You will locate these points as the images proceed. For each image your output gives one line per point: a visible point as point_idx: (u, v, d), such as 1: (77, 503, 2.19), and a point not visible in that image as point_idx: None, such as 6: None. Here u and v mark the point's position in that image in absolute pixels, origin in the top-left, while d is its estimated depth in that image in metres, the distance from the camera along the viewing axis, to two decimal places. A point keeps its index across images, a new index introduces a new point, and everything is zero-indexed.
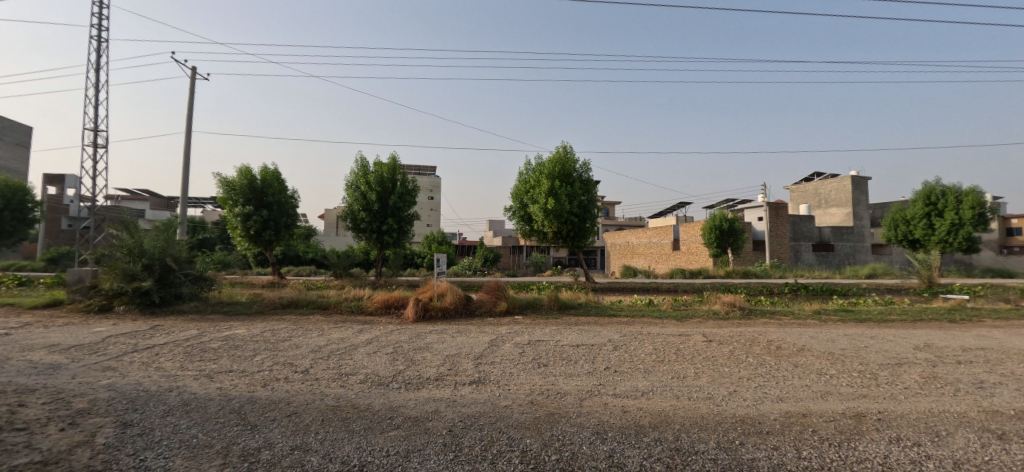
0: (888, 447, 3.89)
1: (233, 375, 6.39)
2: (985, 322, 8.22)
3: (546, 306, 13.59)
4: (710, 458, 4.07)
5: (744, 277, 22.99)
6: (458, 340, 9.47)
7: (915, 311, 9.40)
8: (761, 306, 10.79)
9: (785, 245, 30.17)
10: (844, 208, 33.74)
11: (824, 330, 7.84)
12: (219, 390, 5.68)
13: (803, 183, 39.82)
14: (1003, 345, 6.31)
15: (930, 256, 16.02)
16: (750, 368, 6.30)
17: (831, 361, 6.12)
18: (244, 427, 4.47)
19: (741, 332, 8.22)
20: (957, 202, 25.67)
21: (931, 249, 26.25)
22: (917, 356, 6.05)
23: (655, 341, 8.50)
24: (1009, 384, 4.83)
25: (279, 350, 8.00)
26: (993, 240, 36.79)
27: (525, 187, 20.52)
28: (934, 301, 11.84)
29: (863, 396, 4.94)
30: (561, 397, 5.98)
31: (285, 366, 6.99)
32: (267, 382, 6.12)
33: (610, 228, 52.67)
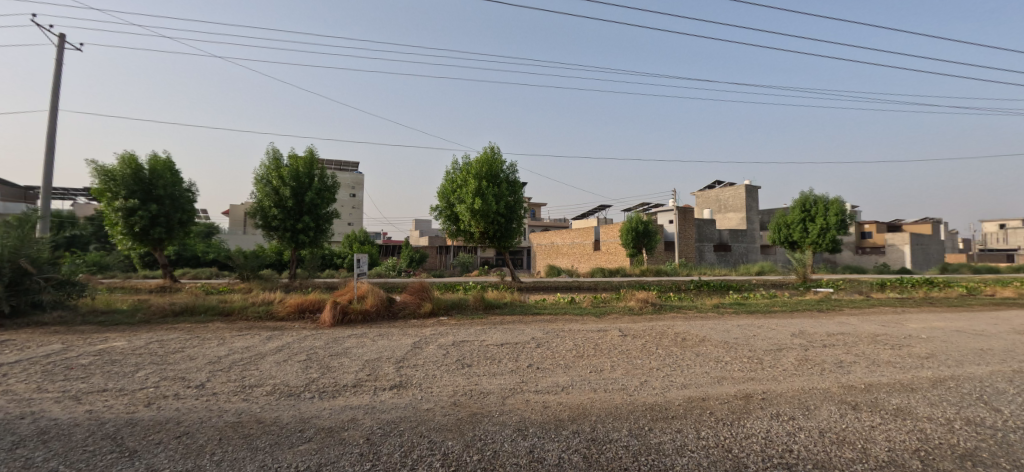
0: (770, 422, 4.35)
1: (107, 395, 5.31)
2: (842, 311, 9.78)
3: (472, 306, 13.42)
4: (622, 445, 4.22)
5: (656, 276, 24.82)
6: (379, 344, 8.92)
7: (791, 303, 10.89)
8: (670, 301, 11.71)
9: (690, 246, 33.30)
10: (739, 213, 38.21)
11: (721, 322, 8.72)
12: (88, 413, 4.67)
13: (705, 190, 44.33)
14: (855, 329, 7.51)
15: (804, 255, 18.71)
16: (659, 359, 6.73)
17: (726, 349, 6.79)
18: (120, 454, 3.70)
19: (653, 326, 8.81)
20: (826, 208, 30.35)
21: (806, 249, 30.74)
22: (793, 341, 6.94)
23: (576, 338, 8.77)
24: (860, 362, 5.71)
25: (168, 364, 6.86)
26: (851, 242, 44.33)
27: (451, 186, 20.13)
28: (807, 295, 13.82)
29: (751, 379, 5.52)
30: (484, 396, 5.87)
31: (172, 380, 6.00)
32: (150, 400, 5.17)
33: (536, 229, 54.00)
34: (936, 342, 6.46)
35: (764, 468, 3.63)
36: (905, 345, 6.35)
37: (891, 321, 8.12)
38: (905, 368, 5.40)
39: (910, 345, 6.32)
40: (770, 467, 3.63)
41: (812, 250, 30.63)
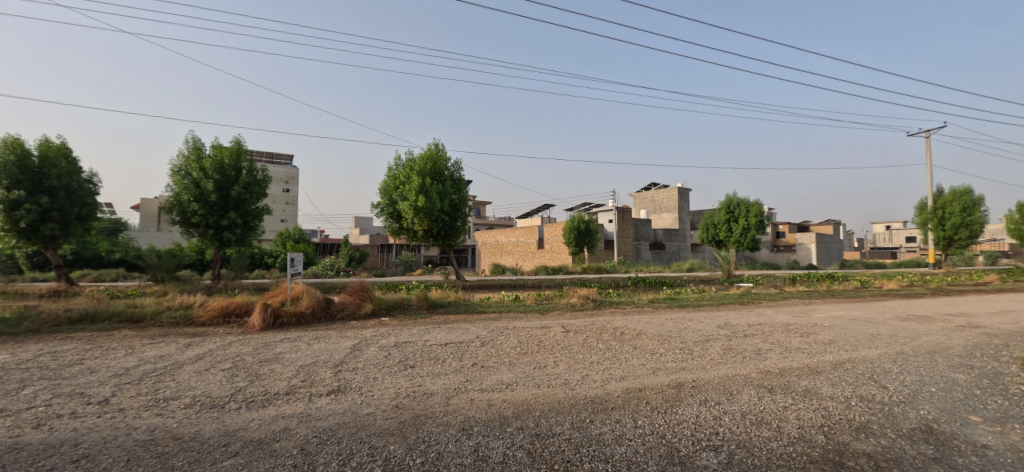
0: (698, 408, 4.65)
1: None
2: (760, 303, 10.76)
3: (416, 306, 13.04)
4: (564, 438, 4.28)
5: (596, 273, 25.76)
6: (315, 348, 8.36)
7: (717, 297, 11.79)
8: (609, 297, 12.18)
9: (628, 244, 34.99)
10: (672, 214, 40.78)
11: (656, 316, 9.23)
12: None
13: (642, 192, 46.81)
14: (771, 320, 8.28)
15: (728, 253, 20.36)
16: (599, 353, 6.95)
17: (660, 342, 7.17)
18: None
19: (593, 321, 9.11)
20: (747, 210, 33.26)
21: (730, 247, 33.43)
22: (719, 332, 7.49)
23: (520, 335, 8.81)
24: (775, 350, 6.29)
25: (62, 379, 5.91)
26: (767, 241, 48.86)
27: (394, 183, 19.43)
28: (731, 289, 15.05)
29: (683, 368, 5.86)
30: (428, 397, 5.69)
31: (67, 397, 5.17)
32: (39, 421, 4.40)
33: (481, 227, 53.88)
34: (836, 329, 7.28)
35: (695, 451, 3.86)
36: (811, 333, 7.10)
37: (800, 312, 9.08)
38: (812, 353, 6.03)
39: (816, 333, 7.07)
40: (701, 450, 3.87)
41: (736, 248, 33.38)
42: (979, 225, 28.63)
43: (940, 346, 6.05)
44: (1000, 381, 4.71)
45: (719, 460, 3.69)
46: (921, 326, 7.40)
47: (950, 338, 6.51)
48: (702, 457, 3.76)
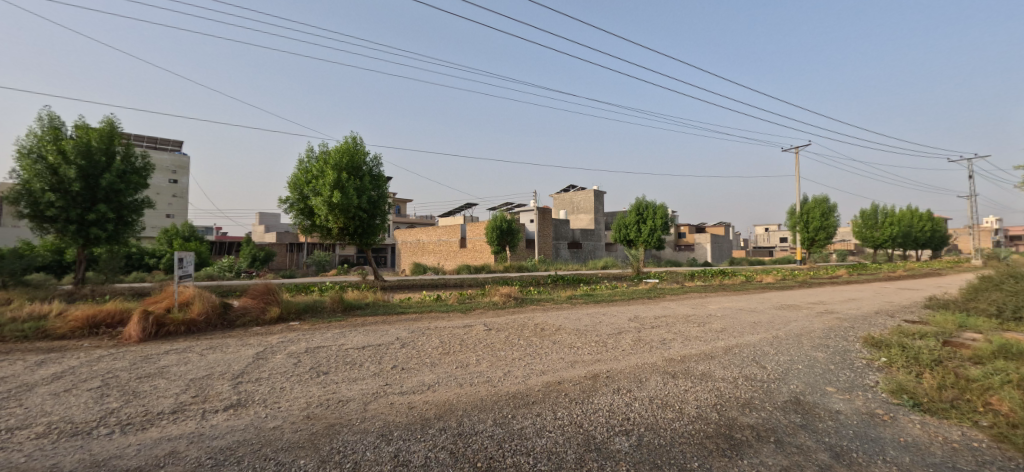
0: (612, 396, 4.91)
1: None
2: (664, 297, 11.78)
3: (329, 308, 12.10)
4: (487, 436, 4.22)
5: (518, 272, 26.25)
6: (208, 358, 7.32)
7: (628, 293, 12.66)
8: (530, 295, 12.43)
9: (548, 243, 36.24)
10: (589, 215, 43.10)
11: (574, 311, 9.63)
12: None
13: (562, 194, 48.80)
14: (674, 312, 9.10)
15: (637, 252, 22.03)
16: (521, 349, 7.03)
17: (577, 336, 7.47)
18: None
19: (515, 319, 9.20)
20: (654, 212, 36.33)
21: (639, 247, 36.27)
22: (630, 325, 8.03)
23: (442, 335, 8.59)
24: (677, 339, 6.90)
25: None
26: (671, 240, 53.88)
27: (305, 176, 17.86)
28: (639, 285, 16.30)
29: (598, 360, 6.15)
30: (343, 405, 5.26)
31: None
32: None
33: (403, 226, 52.00)
34: (726, 319, 8.22)
35: (609, 437, 4.05)
36: (707, 322, 7.92)
37: (697, 304, 10.10)
38: (706, 340, 6.73)
39: (711, 322, 7.91)
40: (614, 436, 4.06)
41: (644, 247, 36.31)
42: (833, 227, 34.50)
43: (805, 330, 7.12)
44: (847, 356, 5.67)
45: (631, 443, 3.92)
46: (790, 313, 8.66)
47: (812, 323, 7.70)
48: (615, 442, 3.95)
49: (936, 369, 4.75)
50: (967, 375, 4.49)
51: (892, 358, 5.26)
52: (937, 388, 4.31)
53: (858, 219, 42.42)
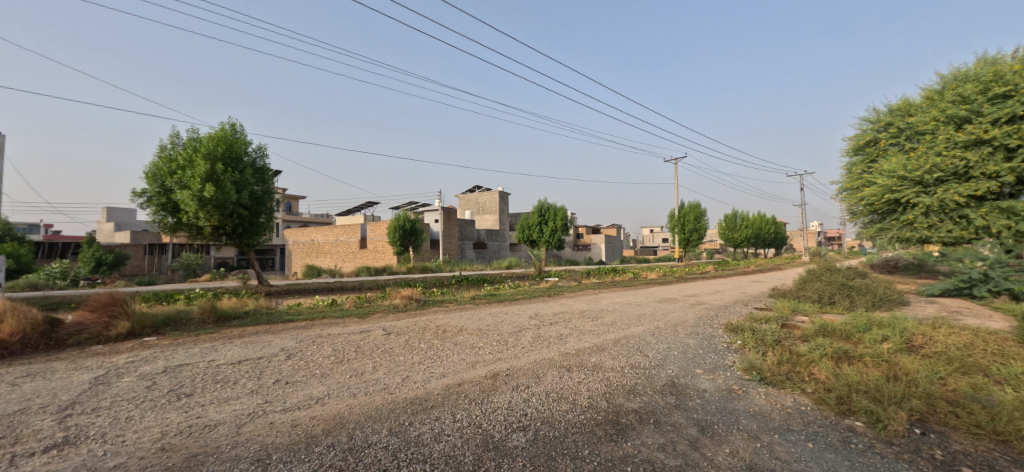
0: (511, 394, 4.91)
1: None
2: (563, 294, 12.36)
3: (197, 319, 10.34)
4: (381, 447, 3.90)
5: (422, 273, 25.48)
6: (19, 389, 5.69)
7: (530, 291, 13.02)
8: (433, 296, 12.07)
9: (454, 244, 35.90)
10: (494, 216, 43.68)
11: (476, 311, 9.58)
12: None
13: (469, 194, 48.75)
14: (570, 308, 9.58)
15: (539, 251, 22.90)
16: (421, 353, 6.72)
17: (479, 336, 7.41)
18: None
19: (416, 322, 8.83)
20: (555, 214, 38.10)
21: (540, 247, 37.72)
22: (530, 322, 8.23)
23: (335, 342, 7.86)
24: (573, 334, 7.23)
25: None
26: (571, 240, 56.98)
27: (168, 167, 15.09)
28: (540, 283, 16.91)
29: (499, 359, 6.14)
30: (207, 431, 4.46)
31: None
32: None
33: (295, 225, 47.22)
34: (616, 313, 8.87)
35: (507, 435, 4.02)
36: (599, 317, 8.44)
37: (591, 300, 10.78)
38: (599, 334, 7.16)
39: (603, 316, 8.47)
40: (512, 433, 4.05)
41: (545, 247, 37.89)
42: (701, 231, 39.97)
43: (680, 320, 8.00)
44: (712, 341, 6.48)
45: (528, 438, 3.93)
46: (669, 306, 9.67)
47: (686, 313, 8.69)
48: (513, 439, 3.93)
49: (776, 347, 5.64)
50: (797, 351, 5.40)
51: (745, 341, 6.13)
52: (777, 363, 5.11)
53: (722, 222, 49.50)
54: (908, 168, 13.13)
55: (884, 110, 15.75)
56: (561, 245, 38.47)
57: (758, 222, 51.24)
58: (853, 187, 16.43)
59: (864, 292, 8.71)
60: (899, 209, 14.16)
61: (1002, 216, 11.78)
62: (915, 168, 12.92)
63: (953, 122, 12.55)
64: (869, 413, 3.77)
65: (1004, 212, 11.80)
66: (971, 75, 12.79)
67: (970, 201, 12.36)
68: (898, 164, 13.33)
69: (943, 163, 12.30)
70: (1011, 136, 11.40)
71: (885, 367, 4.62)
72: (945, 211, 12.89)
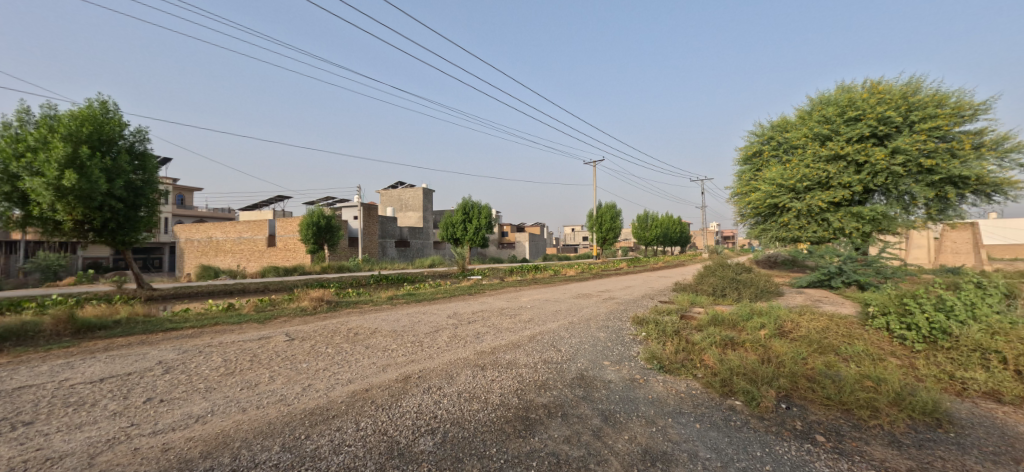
0: (422, 396, 4.71)
1: None
2: (484, 292, 12.33)
3: (49, 332, 8.58)
4: (270, 465, 3.50)
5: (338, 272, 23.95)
6: None
7: (450, 289, 12.82)
8: (347, 297, 11.35)
9: (374, 242, 34.31)
10: (417, 213, 42.47)
11: (392, 312, 9.16)
12: None
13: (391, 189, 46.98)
14: (489, 306, 9.57)
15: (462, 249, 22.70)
16: (327, 358, 6.22)
17: (393, 338, 7.07)
18: None
19: (325, 325, 8.19)
20: (479, 212, 38.06)
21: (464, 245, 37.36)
22: (448, 321, 8.06)
23: (226, 351, 6.99)
24: (490, 332, 7.20)
25: None
26: (495, 238, 57.37)
27: (13, 149, 12.45)
28: (461, 281, 16.75)
29: (412, 361, 5.89)
30: (45, 466, 3.66)
31: None
32: None
33: (189, 220, 41.83)
34: (534, 309, 9.04)
35: (414, 439, 3.83)
36: (517, 314, 8.52)
37: (511, 297, 10.88)
38: (516, 331, 7.21)
39: (521, 313, 8.57)
40: (419, 437, 3.86)
41: (469, 246, 37.62)
42: (615, 230, 42.62)
43: (593, 315, 8.36)
44: (620, 334, 6.84)
45: (435, 441, 3.78)
46: (585, 301, 10.07)
47: (599, 308, 9.11)
48: (419, 444, 3.74)
49: (675, 337, 6.09)
50: (692, 340, 5.88)
51: (649, 332, 6.54)
52: (675, 352, 5.51)
53: (635, 222, 53.16)
54: (784, 177, 15.12)
55: (767, 125, 17.98)
56: (485, 242, 38.54)
57: (666, 222, 55.86)
58: (743, 192, 18.58)
59: (748, 285, 9.82)
60: (778, 212, 16.28)
61: (852, 219, 14.03)
62: (789, 177, 14.96)
63: (818, 138, 14.65)
64: (746, 393, 4.20)
65: (854, 216, 14.06)
66: (832, 100, 15.07)
67: (830, 207, 14.55)
68: (777, 174, 15.34)
69: (810, 174, 14.34)
70: (860, 152, 13.59)
71: (761, 351, 5.21)
72: (812, 215, 15.04)
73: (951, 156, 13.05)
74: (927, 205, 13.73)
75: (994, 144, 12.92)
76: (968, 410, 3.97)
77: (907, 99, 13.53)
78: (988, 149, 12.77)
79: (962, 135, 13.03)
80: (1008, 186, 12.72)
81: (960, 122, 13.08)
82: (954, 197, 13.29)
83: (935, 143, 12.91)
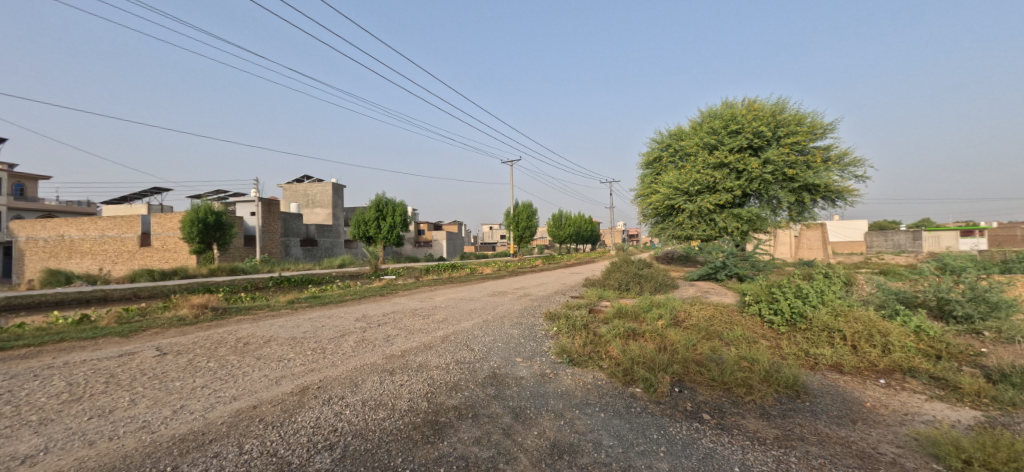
0: (321, 409, 4.29)
1: None
2: (397, 293, 11.81)
3: None
4: None
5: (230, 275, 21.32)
6: None
7: (359, 291, 12.08)
8: (238, 303, 10.09)
9: (274, 240, 31.29)
10: (326, 209, 39.61)
11: (292, 317, 8.32)
12: None
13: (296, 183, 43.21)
14: (400, 307, 9.17)
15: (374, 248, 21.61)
16: (207, 374, 5.41)
17: (291, 346, 6.41)
18: None
19: (208, 336, 7.17)
20: (394, 209, 36.58)
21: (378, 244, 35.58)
22: (355, 325, 7.53)
23: (72, 373, 5.75)
24: (401, 334, 6.87)
25: None
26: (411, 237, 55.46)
27: None
28: (372, 282, 15.94)
29: (311, 370, 5.37)
30: None
31: None
32: None
33: (30, 215, 34.28)
34: (448, 309, 8.85)
35: (308, 458, 3.43)
36: (431, 314, 8.28)
37: (425, 297, 10.57)
38: (428, 332, 6.97)
39: (434, 314, 8.32)
40: (314, 455, 3.47)
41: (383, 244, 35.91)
42: (531, 228, 43.93)
43: (507, 312, 8.40)
44: (533, 330, 6.96)
45: (333, 458, 3.43)
46: (499, 299, 10.12)
47: (513, 305, 9.21)
48: (314, 463, 3.36)
49: (584, 331, 6.35)
50: (599, 333, 6.17)
51: (560, 327, 6.74)
52: (583, 345, 5.73)
53: (550, 221, 55.24)
54: (680, 181, 16.79)
55: (665, 134, 19.79)
56: (402, 241, 37.18)
57: (578, 221, 58.82)
58: (645, 194, 20.29)
59: (649, 280, 10.66)
60: (675, 213, 18.01)
61: (734, 220, 16.02)
62: (684, 181, 16.65)
63: (707, 147, 16.48)
64: (645, 379, 4.49)
65: (735, 217, 16.07)
66: (718, 114, 17.04)
67: (716, 208, 16.46)
68: (675, 179, 16.97)
69: (701, 178, 16.11)
70: (739, 162, 15.56)
71: (658, 340, 5.64)
72: (701, 215, 16.90)
73: (807, 167, 15.44)
74: (789, 208, 16.13)
75: (838, 158, 15.54)
76: (819, 381, 4.67)
77: (776, 117, 15.75)
78: (833, 163, 15.33)
79: (815, 150, 15.51)
80: (846, 194, 15.42)
81: (814, 139, 15.54)
82: (809, 202, 15.77)
83: (796, 156, 15.20)
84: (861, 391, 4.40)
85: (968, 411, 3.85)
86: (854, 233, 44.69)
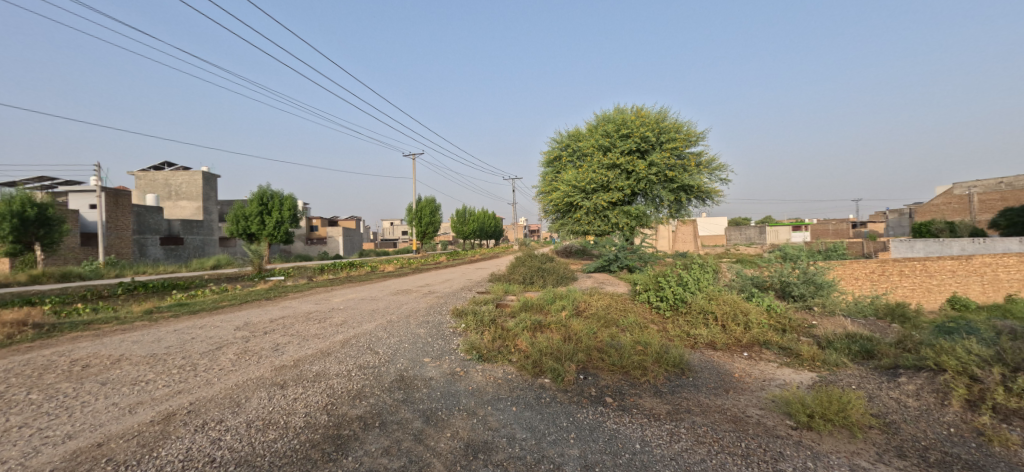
0: (192, 438, 3.61)
1: None
2: (288, 296, 10.62)
3: None
4: None
5: (61, 282, 17.13)
6: None
7: (241, 295, 10.59)
8: (71, 317, 8.06)
9: (124, 238, 25.92)
10: (194, 201, 33.98)
11: (152, 331, 6.93)
12: None
13: (153, 170, 36.25)
14: (291, 311, 8.24)
15: (258, 247, 19.14)
16: (27, 410, 4.21)
17: (151, 365, 5.34)
18: None
19: (29, 360, 5.62)
20: (281, 203, 32.92)
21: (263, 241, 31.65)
22: (236, 335, 6.55)
23: None
24: (294, 341, 6.17)
25: None
26: (302, 235, 50.29)
27: None
28: (256, 284, 14.11)
29: (176, 393, 4.51)
30: None
31: None
32: None
33: None
34: (348, 311, 8.21)
35: None
36: (329, 317, 7.57)
37: (320, 299, 9.67)
38: (327, 337, 6.37)
39: (332, 317, 7.63)
40: None
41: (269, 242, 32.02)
42: (434, 224, 42.99)
43: (413, 311, 8.06)
44: (440, 328, 6.78)
45: None
46: (404, 297, 9.69)
47: (418, 304, 8.89)
48: None
49: (492, 326, 6.38)
50: (507, 327, 6.24)
51: (468, 324, 6.67)
52: (492, 340, 5.75)
53: (454, 217, 54.86)
54: (578, 180, 17.91)
55: (564, 134, 20.91)
56: (291, 238, 33.61)
57: (483, 217, 59.55)
58: (545, 191, 21.26)
59: (551, 273, 11.15)
60: (573, 210, 19.17)
61: (624, 216, 17.56)
62: (582, 180, 17.83)
63: (602, 149, 17.85)
64: (553, 370, 4.66)
65: (625, 214, 17.63)
66: (612, 118, 18.51)
67: (609, 206, 17.91)
68: (573, 178, 18.09)
69: (596, 178, 17.38)
70: (629, 164, 17.12)
71: (563, 330, 5.92)
72: (597, 212, 18.21)
73: (684, 170, 17.50)
74: (670, 206, 18.16)
75: (707, 163, 17.93)
76: (698, 358, 5.33)
77: (659, 124, 17.60)
78: (704, 167, 17.60)
79: (690, 155, 17.68)
80: (713, 194, 17.86)
81: (689, 146, 17.69)
82: (685, 201, 17.95)
83: (675, 160, 17.16)
84: (730, 364, 5.14)
85: (806, 373, 4.75)
86: (715, 229, 52.39)
